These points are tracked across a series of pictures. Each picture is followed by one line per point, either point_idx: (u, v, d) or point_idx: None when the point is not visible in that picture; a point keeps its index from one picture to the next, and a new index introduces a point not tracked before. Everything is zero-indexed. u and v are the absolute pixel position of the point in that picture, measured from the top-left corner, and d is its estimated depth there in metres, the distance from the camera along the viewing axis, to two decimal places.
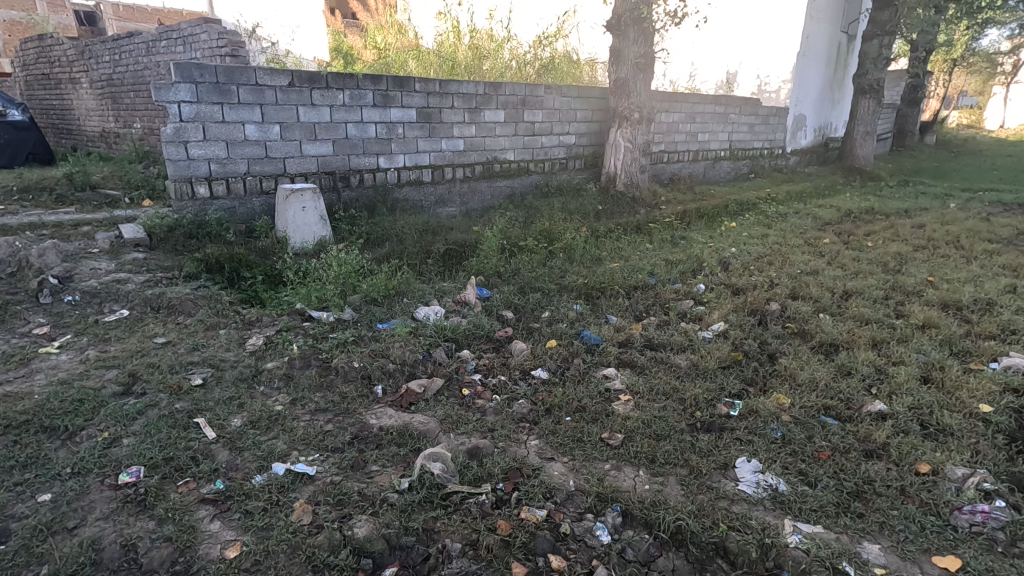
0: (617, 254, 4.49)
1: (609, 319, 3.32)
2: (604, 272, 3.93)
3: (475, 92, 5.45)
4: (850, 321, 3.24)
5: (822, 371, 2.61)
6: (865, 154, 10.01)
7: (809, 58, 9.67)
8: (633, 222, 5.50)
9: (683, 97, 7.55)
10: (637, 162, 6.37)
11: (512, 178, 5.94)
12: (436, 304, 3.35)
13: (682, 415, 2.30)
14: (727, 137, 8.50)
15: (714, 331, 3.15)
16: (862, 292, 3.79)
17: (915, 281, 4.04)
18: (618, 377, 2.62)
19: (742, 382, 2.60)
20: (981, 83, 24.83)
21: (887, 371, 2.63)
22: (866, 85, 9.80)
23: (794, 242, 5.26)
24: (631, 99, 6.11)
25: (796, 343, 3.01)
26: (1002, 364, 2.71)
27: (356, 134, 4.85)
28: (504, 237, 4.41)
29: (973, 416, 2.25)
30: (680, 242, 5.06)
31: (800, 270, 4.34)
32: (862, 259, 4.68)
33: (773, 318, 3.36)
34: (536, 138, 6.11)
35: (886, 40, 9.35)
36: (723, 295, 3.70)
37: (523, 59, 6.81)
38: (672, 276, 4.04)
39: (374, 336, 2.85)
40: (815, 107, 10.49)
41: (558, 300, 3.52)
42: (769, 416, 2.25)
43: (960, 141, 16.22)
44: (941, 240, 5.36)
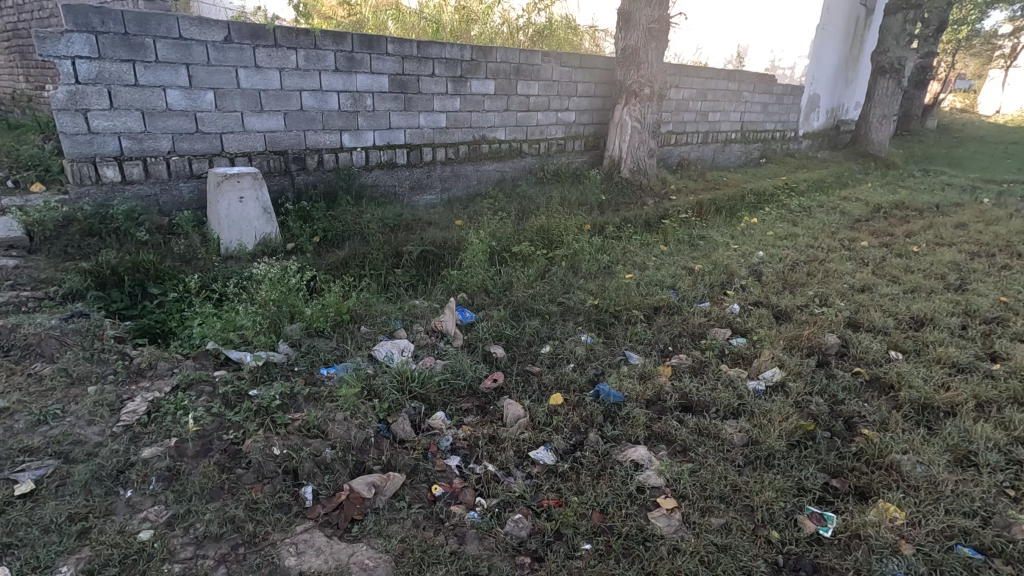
0: (629, 261, 3.73)
1: (630, 360, 2.56)
2: (616, 289, 3.15)
3: (460, 57, 4.55)
4: (936, 367, 2.52)
5: (933, 456, 1.90)
6: (881, 138, 9.23)
7: (828, 32, 8.80)
8: (642, 218, 4.70)
9: (694, 71, 6.69)
10: (645, 146, 5.55)
11: (502, 161, 5.09)
12: (403, 337, 2.56)
13: (754, 543, 1.58)
14: (739, 118, 7.66)
15: (767, 381, 2.41)
16: (934, 319, 3.06)
17: (990, 303, 3.32)
18: (653, 463, 1.88)
19: (825, 473, 1.87)
20: (981, 65, 24.17)
21: (1017, 457, 1.92)
22: (886, 63, 8.96)
23: (829, 244, 4.51)
24: (641, 71, 5.26)
25: (879, 401, 2.28)
26: None
27: (313, 105, 3.95)
28: (493, 238, 3.61)
29: None
30: (699, 243, 4.30)
31: (848, 284, 3.59)
32: (914, 269, 3.95)
33: (836, 360, 2.62)
34: (531, 114, 5.24)
35: (910, 14, 8.55)
36: (767, 323, 2.95)
37: (515, 25, 5.84)
38: (699, 292, 3.29)
39: (313, 394, 2.05)
40: (830, 86, 9.64)
41: (562, 330, 2.75)
42: (885, 550, 1.54)
43: (966, 126, 15.51)
44: (993, 244, 4.65)
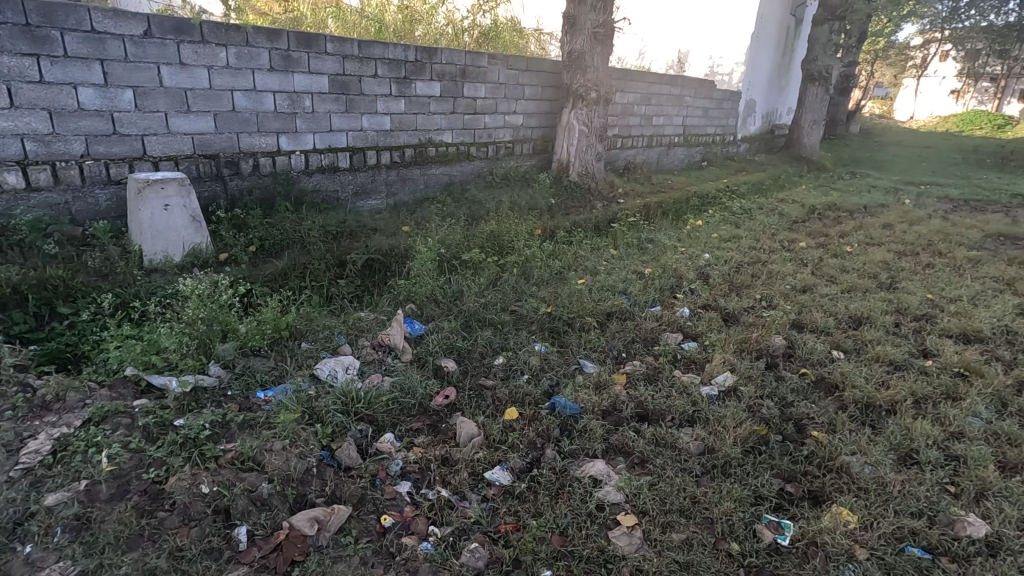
0: (580, 266, 3.71)
1: (585, 368, 2.52)
2: (568, 296, 3.11)
3: (404, 58, 4.41)
4: (876, 366, 2.61)
5: (879, 457, 1.94)
6: (813, 142, 9.68)
7: (763, 40, 9.16)
8: (592, 222, 4.71)
9: (638, 76, 6.79)
10: (593, 149, 5.57)
11: (450, 164, 4.96)
12: (348, 354, 2.43)
13: (715, 557, 1.56)
14: (681, 122, 7.84)
15: (719, 385, 2.42)
16: (870, 318, 3.18)
17: (919, 300, 3.48)
18: (612, 478, 1.84)
19: (779, 479, 1.88)
20: (897, 75, 25.95)
21: (954, 453, 1.99)
22: (815, 71, 9.38)
23: (770, 246, 4.64)
24: (588, 75, 5.27)
25: (825, 402, 2.32)
26: None
27: (247, 106, 3.71)
28: (442, 245, 3.50)
29: None
30: (648, 246, 4.34)
31: (791, 285, 3.69)
32: (849, 269, 4.11)
33: (783, 362, 2.67)
34: (478, 117, 5.15)
35: (836, 25, 8.97)
36: (716, 326, 2.98)
37: (460, 26, 5.72)
38: (650, 296, 3.30)
39: (248, 420, 1.89)
40: (765, 92, 10.05)
41: (515, 340, 2.68)
42: (841, 556, 1.55)
43: (886, 131, 16.55)
44: (918, 242, 4.91)
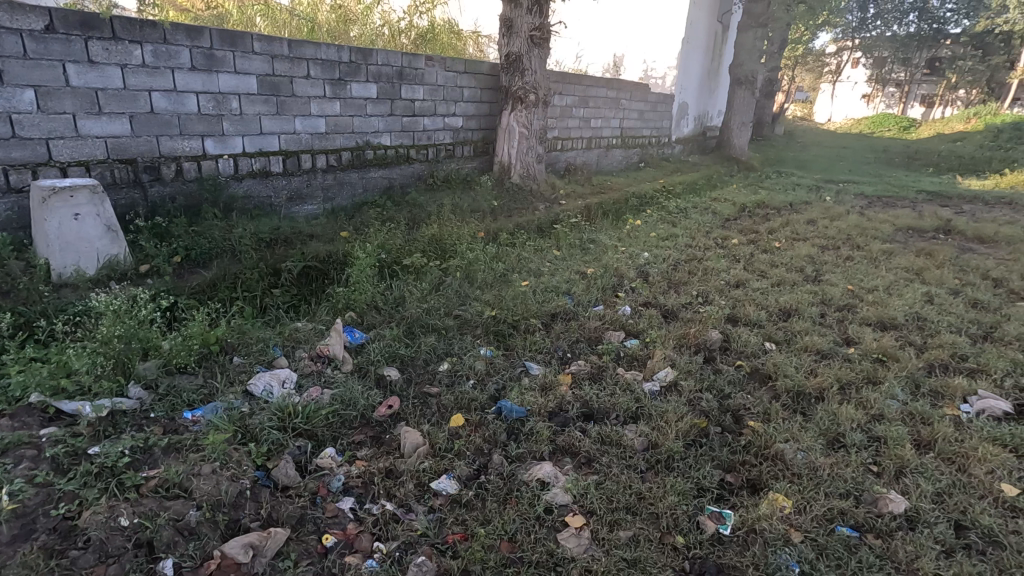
0: (524, 268, 3.72)
1: (530, 371, 2.52)
2: (512, 298, 3.11)
3: (337, 58, 4.28)
4: (804, 355, 2.75)
5: (810, 442, 2.04)
6: (741, 143, 10.16)
7: (693, 45, 9.51)
8: (534, 223, 4.73)
9: (576, 79, 6.90)
10: (533, 151, 5.61)
11: (389, 168, 4.86)
12: (284, 367, 2.33)
13: (661, 552, 1.59)
14: (618, 124, 8.03)
15: (660, 381, 2.48)
16: (798, 310, 3.35)
17: (840, 291, 3.70)
18: (559, 480, 1.84)
19: (719, 470, 1.94)
20: (815, 80, 27.65)
21: (876, 434, 2.11)
22: (742, 75, 9.83)
23: (705, 243, 4.81)
24: (526, 78, 5.30)
25: (760, 392, 2.42)
26: (976, 407, 2.33)
27: (167, 107, 3.49)
28: (382, 250, 3.41)
29: (999, 504, 1.78)
30: (589, 247, 4.41)
31: (725, 280, 3.84)
32: (778, 263, 4.32)
33: (720, 356, 2.76)
34: (417, 119, 5.07)
35: (759, 32, 9.41)
36: (657, 323, 3.05)
37: (396, 26, 5.61)
38: (592, 296, 3.35)
39: (174, 444, 1.77)
40: (696, 95, 10.46)
41: (459, 345, 2.65)
42: (778, 541, 1.61)
43: (806, 133, 17.57)
44: (838, 237, 5.22)
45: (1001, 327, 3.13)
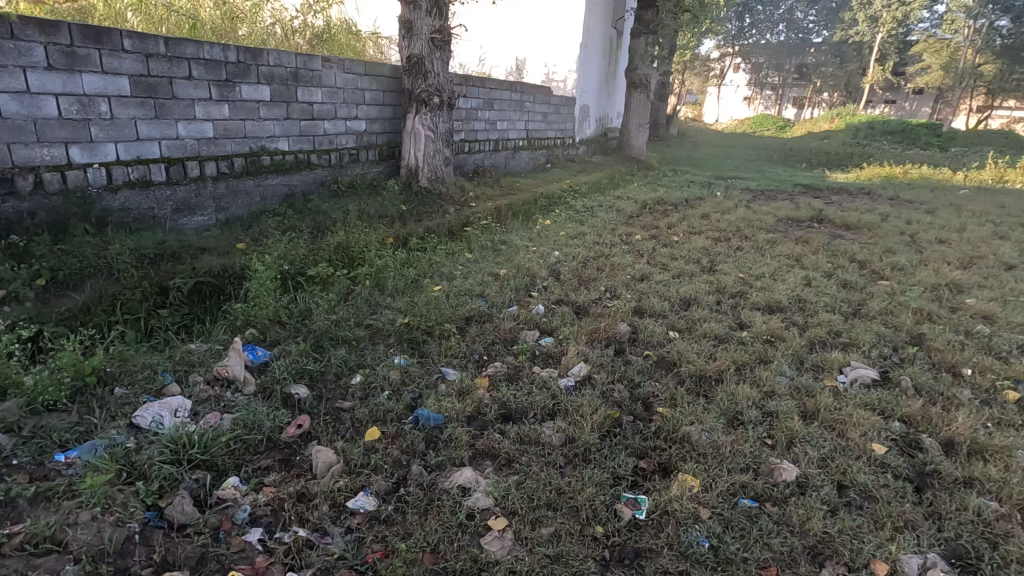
0: (436, 273, 3.67)
1: (447, 376, 2.49)
2: (425, 304, 3.06)
3: (223, 58, 4.00)
4: (704, 341, 2.93)
5: (713, 423, 2.17)
6: (640, 143, 10.70)
7: (591, 50, 9.87)
8: (445, 227, 4.69)
9: (479, 81, 6.92)
10: (441, 154, 5.56)
11: (288, 174, 4.61)
12: (177, 394, 2.13)
13: (583, 544, 1.63)
14: (524, 126, 8.17)
15: (575, 376, 2.54)
16: (697, 299, 3.57)
17: (733, 279, 3.98)
18: (480, 484, 1.83)
19: (633, 457, 2.02)
20: (702, 83, 29.70)
21: (769, 409, 2.30)
22: (637, 79, 10.33)
23: (611, 240, 5.01)
24: (429, 81, 5.24)
25: (666, 379, 2.55)
26: (850, 377, 2.61)
27: (20, 111, 3.09)
28: (283, 261, 3.23)
29: (872, 462, 1.99)
30: (501, 248, 4.44)
31: (631, 275, 4.01)
32: (678, 256, 4.59)
33: (630, 347, 2.88)
34: (316, 123, 4.85)
35: (650, 38, 9.93)
36: (569, 320, 3.12)
37: (289, 26, 5.37)
38: (506, 297, 3.37)
39: (44, 492, 1.56)
40: (596, 98, 10.87)
41: (372, 355, 2.57)
42: (689, 519, 1.71)
43: (697, 133, 18.81)
44: (729, 229, 5.63)
45: (866, 304, 3.52)
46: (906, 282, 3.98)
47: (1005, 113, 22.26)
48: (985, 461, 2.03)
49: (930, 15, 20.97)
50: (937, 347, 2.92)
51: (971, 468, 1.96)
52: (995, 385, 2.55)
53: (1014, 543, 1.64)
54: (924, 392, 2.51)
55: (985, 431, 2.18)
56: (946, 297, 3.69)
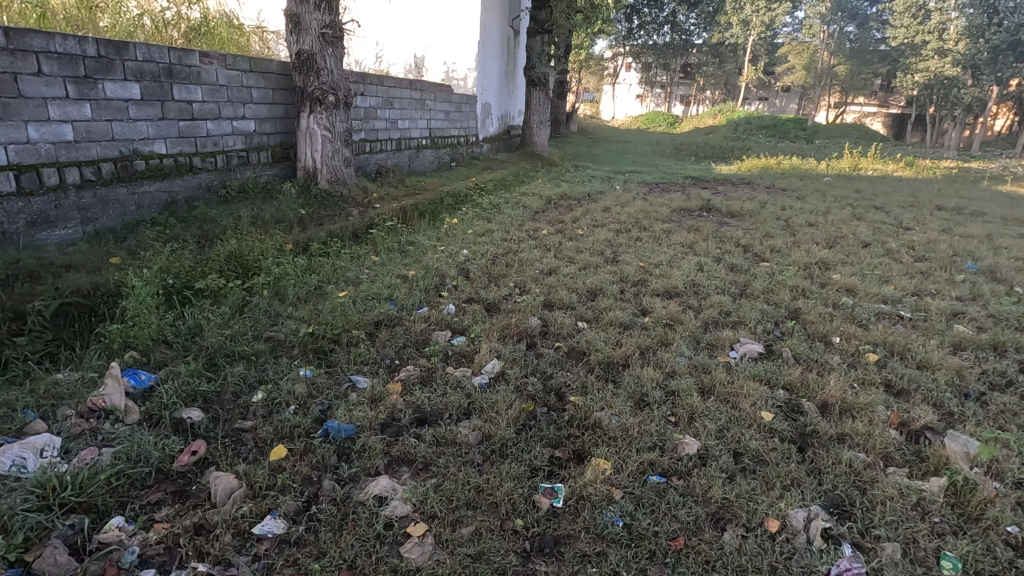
0: (340, 278, 3.53)
1: (357, 385, 2.40)
2: (330, 311, 2.93)
3: (80, 52, 3.58)
4: (610, 328, 3.06)
5: (621, 406, 2.27)
6: (542, 140, 10.93)
7: (489, 48, 9.92)
8: (348, 230, 4.53)
9: (377, 79, 6.73)
10: (339, 154, 5.35)
11: (168, 179, 4.21)
12: (43, 431, 1.89)
13: (503, 539, 1.64)
14: (426, 124, 8.06)
15: (489, 373, 2.55)
16: (602, 289, 3.72)
17: (635, 269, 4.18)
18: (397, 492, 1.79)
19: (548, 447, 2.07)
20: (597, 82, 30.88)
21: (671, 389, 2.44)
22: (535, 78, 10.52)
23: (518, 236, 5.07)
24: (322, 78, 5.02)
25: (577, 368, 2.63)
26: (740, 352, 2.83)
27: None
28: (166, 274, 2.96)
29: (762, 428, 2.18)
30: (409, 249, 4.36)
31: (539, 269, 4.09)
32: (583, 249, 4.74)
33: (541, 340, 2.94)
34: (198, 124, 4.48)
35: (546, 38, 10.10)
36: (480, 317, 3.13)
37: (160, 18, 4.90)
38: (416, 298, 3.32)
39: None
40: (497, 96, 10.95)
41: (274, 370, 2.42)
42: (603, 502, 1.77)
43: (596, 130, 19.52)
44: (629, 220, 5.91)
45: (751, 285, 3.84)
46: (783, 263, 4.39)
47: (856, 109, 25.23)
48: (853, 417, 2.29)
49: (791, 21, 23.23)
50: (811, 319, 3.25)
51: (842, 424, 2.20)
52: (858, 350, 2.89)
53: (878, 487, 1.86)
54: (801, 360, 2.78)
55: (852, 391, 2.46)
56: (816, 274, 4.11)
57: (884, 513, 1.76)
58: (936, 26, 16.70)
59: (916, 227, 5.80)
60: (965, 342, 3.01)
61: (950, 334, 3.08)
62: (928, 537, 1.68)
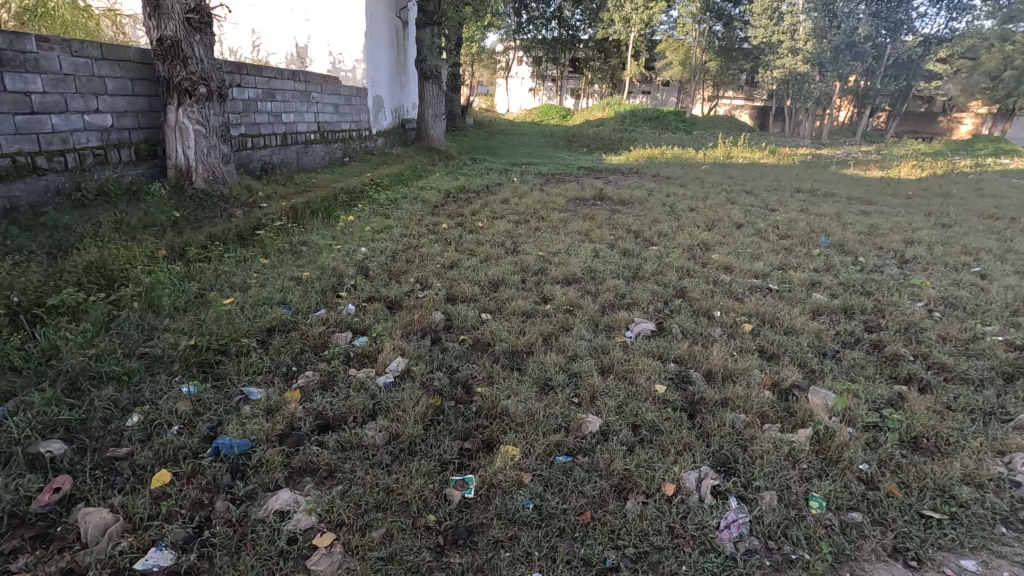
0: (225, 284, 3.28)
1: (250, 396, 2.25)
2: (214, 321, 2.72)
3: None
4: (513, 318, 3.11)
5: (527, 393, 2.33)
6: (438, 134, 10.80)
7: (377, 39, 9.60)
8: (232, 232, 4.20)
9: (255, 69, 6.28)
10: (216, 150, 4.94)
11: (6, 182, 3.64)
12: None
13: (416, 536, 1.62)
14: (314, 118, 7.66)
15: (393, 372, 2.50)
16: (504, 280, 3.76)
17: (535, 258, 4.27)
18: (300, 504, 1.70)
19: (458, 440, 2.07)
20: (490, 76, 31.02)
21: (573, 371, 2.54)
22: (427, 70, 10.21)
23: (418, 231, 4.99)
24: (190, 67, 4.60)
25: (483, 360, 2.65)
26: (634, 332, 3.00)
27: None
28: (9, 292, 2.57)
29: (656, 400, 2.34)
30: (301, 249, 4.14)
31: (440, 264, 4.06)
32: (484, 241, 4.77)
33: (445, 335, 2.92)
34: (40, 119, 3.91)
35: (436, 30, 9.87)
36: (382, 316, 3.05)
37: None
38: (311, 301, 3.16)
39: None
40: (389, 89, 10.65)
41: (152, 389, 2.20)
42: (513, 487, 1.81)
43: (492, 123, 19.62)
44: (527, 211, 6.02)
45: (642, 268, 4.07)
46: (670, 246, 4.70)
47: (726, 102, 27.48)
48: (733, 382, 2.52)
49: (666, 19, 24.75)
50: (695, 297, 3.51)
51: (725, 390, 2.41)
52: (736, 321, 3.17)
53: (757, 443, 2.07)
54: (688, 334, 3.01)
55: (732, 359, 2.70)
56: (698, 255, 4.44)
57: (763, 465, 1.95)
58: (789, 27, 18.61)
59: (780, 208, 6.46)
60: (821, 307, 3.41)
61: (810, 301, 3.47)
62: (798, 482, 1.89)
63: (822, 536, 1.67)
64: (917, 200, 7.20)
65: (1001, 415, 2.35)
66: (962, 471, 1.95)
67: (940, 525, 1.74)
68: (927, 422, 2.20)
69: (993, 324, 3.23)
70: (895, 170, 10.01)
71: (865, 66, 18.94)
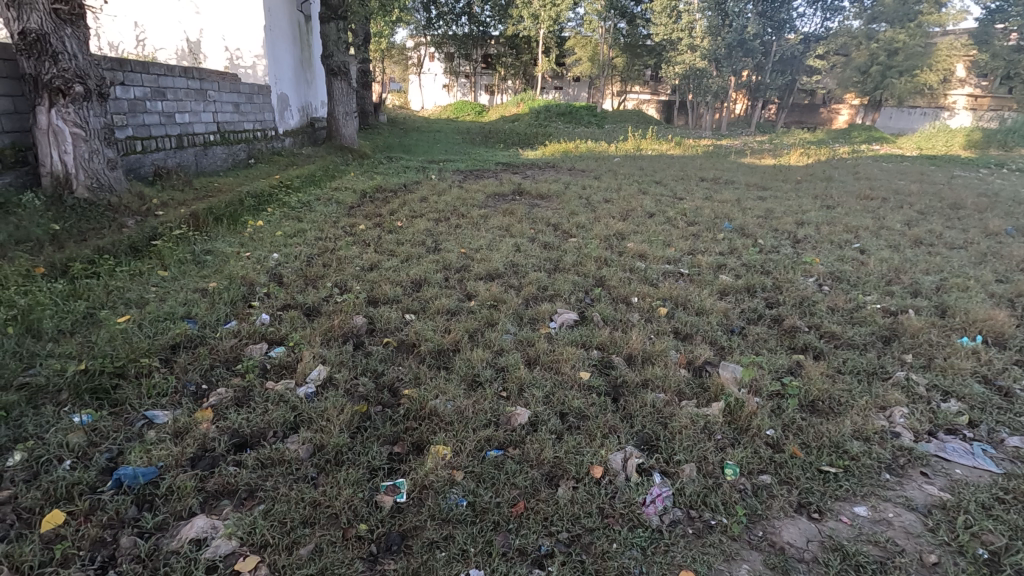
0: (119, 302, 3.00)
1: (156, 421, 2.08)
2: (108, 343, 2.48)
3: None
4: (438, 316, 3.08)
5: (455, 391, 2.32)
6: (350, 133, 10.43)
7: (278, 34, 9.10)
8: (123, 243, 3.83)
9: (140, 66, 5.76)
10: (98, 155, 4.50)
11: None
12: None
13: (347, 548, 1.58)
14: (212, 118, 7.16)
15: (315, 381, 2.39)
16: (426, 279, 3.72)
17: (456, 255, 4.25)
18: (218, 529, 1.60)
19: (387, 445, 2.02)
20: (402, 72, 30.31)
21: (500, 365, 2.56)
22: (334, 66, 9.84)
23: (334, 234, 4.80)
24: (62, 65, 4.14)
25: (409, 361, 2.60)
26: (558, 322, 3.07)
27: None
28: None
29: (581, 387, 2.40)
30: (206, 258, 3.87)
31: (360, 266, 3.94)
32: (404, 241, 4.68)
33: (368, 338, 2.85)
34: None
35: (341, 24, 9.50)
36: (299, 324, 2.91)
37: None
38: (220, 313, 2.96)
39: None
40: (294, 87, 10.15)
41: (38, 423, 1.98)
42: (445, 486, 1.80)
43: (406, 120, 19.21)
44: (447, 208, 5.97)
45: (563, 260, 4.16)
46: (588, 237, 4.84)
47: (635, 97, 28.55)
48: (652, 363, 2.65)
49: (573, 16, 25.34)
50: (614, 285, 3.64)
51: (644, 371, 2.53)
52: (652, 306, 3.33)
53: (675, 419, 2.18)
54: (608, 321, 3.12)
55: (650, 342, 2.84)
56: (615, 245, 4.61)
57: (682, 440, 2.06)
58: (686, 25, 19.59)
59: (687, 197, 6.84)
60: (727, 288, 3.64)
61: (717, 283, 3.71)
62: (714, 452, 2.01)
63: (737, 500, 1.79)
64: (804, 185, 7.86)
65: (882, 374, 2.63)
66: (853, 427, 2.17)
67: (836, 478, 1.92)
68: (821, 386, 2.42)
69: (872, 294, 3.60)
70: (785, 158, 10.89)
71: (755, 62, 20.34)
